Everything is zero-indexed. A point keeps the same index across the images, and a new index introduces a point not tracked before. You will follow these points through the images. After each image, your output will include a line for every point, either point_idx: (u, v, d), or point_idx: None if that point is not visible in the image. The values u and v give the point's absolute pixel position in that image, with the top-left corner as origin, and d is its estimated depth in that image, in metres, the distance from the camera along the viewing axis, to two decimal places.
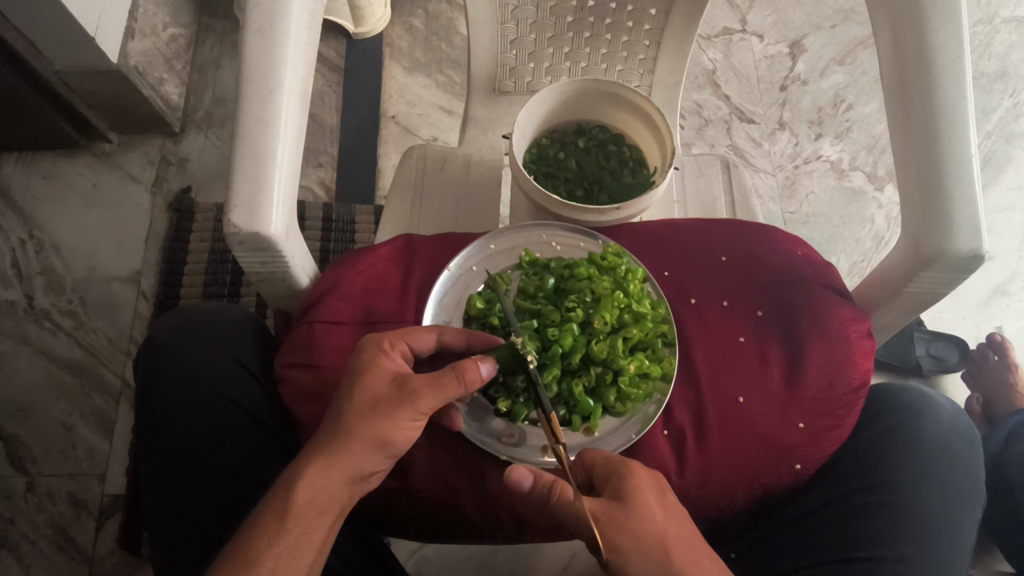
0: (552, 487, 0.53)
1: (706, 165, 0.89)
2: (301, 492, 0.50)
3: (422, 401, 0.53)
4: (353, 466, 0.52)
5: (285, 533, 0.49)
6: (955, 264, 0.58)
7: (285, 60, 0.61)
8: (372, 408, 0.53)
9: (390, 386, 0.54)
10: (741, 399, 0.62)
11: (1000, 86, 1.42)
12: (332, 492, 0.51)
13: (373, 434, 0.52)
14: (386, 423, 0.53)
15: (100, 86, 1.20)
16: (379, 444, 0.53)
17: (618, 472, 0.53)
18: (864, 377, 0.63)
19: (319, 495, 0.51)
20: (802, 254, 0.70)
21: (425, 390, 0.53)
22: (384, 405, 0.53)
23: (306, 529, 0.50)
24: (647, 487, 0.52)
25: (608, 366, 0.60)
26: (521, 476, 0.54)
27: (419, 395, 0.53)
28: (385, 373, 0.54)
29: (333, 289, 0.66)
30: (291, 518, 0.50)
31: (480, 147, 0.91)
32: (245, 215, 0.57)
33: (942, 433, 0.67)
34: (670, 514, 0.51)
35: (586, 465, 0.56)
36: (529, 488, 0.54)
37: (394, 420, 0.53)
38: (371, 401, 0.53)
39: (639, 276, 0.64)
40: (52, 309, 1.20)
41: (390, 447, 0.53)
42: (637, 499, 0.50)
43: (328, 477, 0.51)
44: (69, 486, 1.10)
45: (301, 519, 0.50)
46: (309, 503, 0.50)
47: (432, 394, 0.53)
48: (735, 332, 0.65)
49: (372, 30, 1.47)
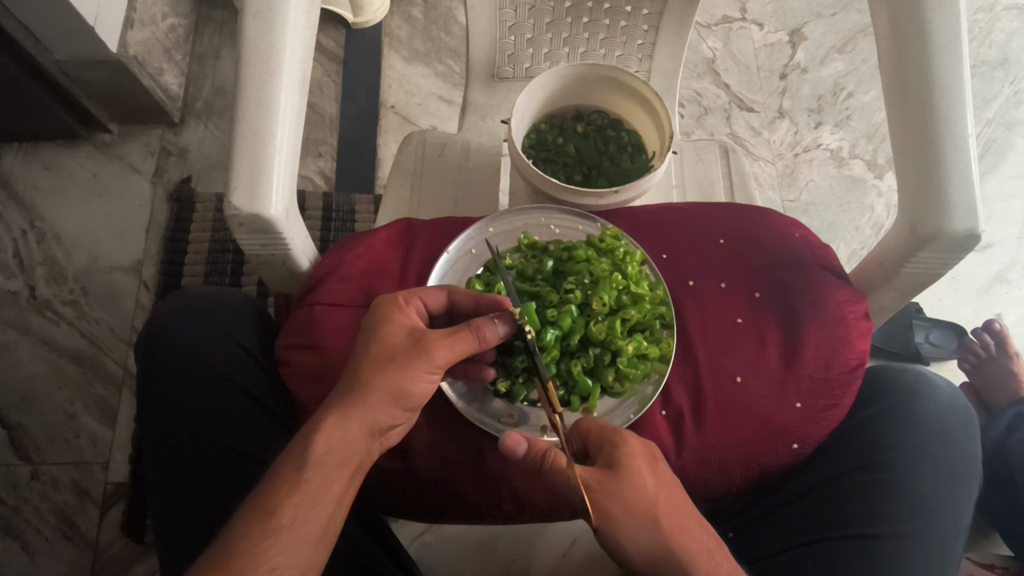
0: (546, 457, 0.53)
1: (705, 150, 0.89)
2: (318, 443, 0.50)
3: (438, 353, 0.53)
4: (372, 418, 0.52)
5: (303, 483, 0.49)
6: (952, 243, 0.58)
7: (284, 43, 0.61)
8: (388, 359, 0.53)
9: (405, 339, 0.54)
10: (740, 378, 0.63)
11: (1000, 73, 1.42)
12: (350, 442, 0.51)
13: (389, 384, 0.52)
14: (402, 374, 0.53)
15: (100, 76, 1.20)
16: (395, 396, 0.53)
17: (610, 441, 0.53)
18: (861, 358, 0.64)
19: (336, 445, 0.50)
20: (799, 236, 0.70)
21: (442, 343, 0.53)
22: (400, 356, 0.53)
23: (324, 480, 0.50)
24: (639, 453, 0.52)
25: (606, 347, 0.61)
26: (515, 442, 0.53)
27: (435, 347, 0.53)
28: (401, 328, 0.55)
29: (332, 272, 0.66)
30: (310, 468, 0.49)
31: (479, 134, 0.91)
32: (245, 197, 0.57)
33: (939, 414, 0.67)
34: (660, 481, 0.51)
35: (582, 433, 0.56)
36: (523, 455, 0.54)
37: (411, 371, 0.53)
38: (387, 353, 0.53)
39: (638, 258, 0.65)
40: (54, 299, 1.21)
41: (407, 400, 0.53)
42: (626, 466, 0.50)
43: (345, 428, 0.51)
44: (73, 474, 1.11)
45: (320, 470, 0.49)
46: (329, 452, 0.50)
47: (450, 347, 0.53)
48: (733, 313, 0.66)
49: (371, 19, 1.46)
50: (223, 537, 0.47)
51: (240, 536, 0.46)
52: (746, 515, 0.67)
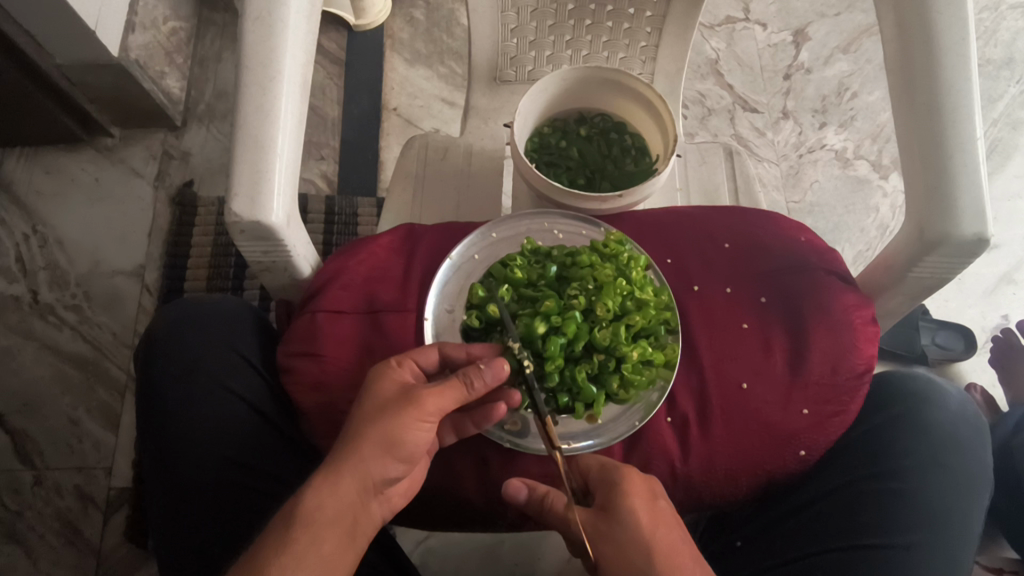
0: (545, 501, 0.53)
1: (709, 153, 0.89)
2: (309, 499, 0.49)
3: (428, 400, 0.53)
4: (362, 473, 0.51)
5: (292, 542, 0.47)
6: (960, 247, 0.57)
7: (284, 48, 0.61)
8: (380, 413, 0.53)
9: (397, 391, 0.54)
10: (746, 385, 0.62)
11: (1006, 73, 1.41)
12: (343, 498, 0.50)
13: (381, 434, 0.52)
14: (392, 423, 0.52)
15: (101, 80, 1.21)
16: (387, 446, 0.52)
17: (610, 481, 0.53)
18: (868, 363, 0.63)
19: (327, 501, 0.49)
20: (805, 240, 0.69)
21: (431, 392, 0.53)
22: (392, 406, 0.53)
23: (315, 538, 0.48)
24: (638, 492, 0.52)
25: (610, 354, 0.60)
26: (516, 486, 0.54)
27: (425, 395, 0.53)
28: (392, 383, 0.55)
29: (334, 279, 0.65)
30: (298, 526, 0.48)
31: (481, 137, 0.91)
32: (246, 203, 0.56)
33: (950, 420, 0.66)
34: (660, 520, 0.51)
35: (582, 471, 0.57)
36: (526, 498, 0.54)
37: (398, 421, 0.52)
38: (378, 406, 0.53)
39: (642, 263, 0.64)
40: (57, 304, 1.20)
41: (399, 449, 0.52)
42: (621, 508, 0.51)
43: (337, 483, 0.50)
44: (76, 479, 1.10)
45: (311, 528, 0.48)
46: (320, 509, 0.49)
47: (438, 394, 0.53)
48: (738, 319, 0.65)
49: (372, 22, 1.46)
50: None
51: None
52: (756, 523, 0.66)
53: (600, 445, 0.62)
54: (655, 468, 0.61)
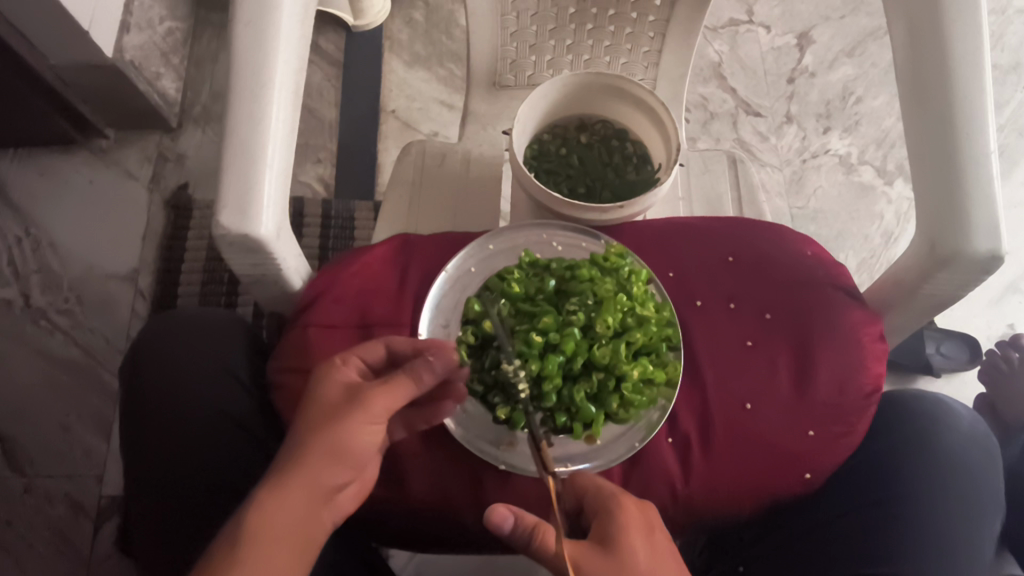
0: (534, 532, 0.50)
1: (712, 161, 0.87)
2: (254, 514, 0.46)
3: (376, 400, 0.52)
4: (309, 484, 0.49)
5: (242, 559, 0.45)
6: (973, 265, 0.55)
7: (276, 53, 0.58)
8: (328, 417, 0.51)
9: (344, 392, 0.53)
10: (749, 405, 0.60)
11: (1014, 78, 1.39)
12: (294, 510, 0.47)
13: (330, 438, 0.50)
14: (341, 427, 0.51)
15: (96, 81, 1.19)
16: (338, 451, 0.50)
17: (606, 510, 0.51)
18: (876, 383, 0.61)
19: (277, 514, 0.47)
20: (812, 253, 0.67)
21: (378, 392, 0.52)
22: (340, 410, 0.51)
23: (265, 553, 0.45)
24: (635, 526, 0.50)
25: (610, 372, 0.58)
26: (502, 517, 0.51)
27: (374, 395, 0.52)
28: (339, 384, 0.53)
29: (325, 292, 0.64)
30: (246, 542, 0.45)
31: (480, 143, 0.89)
32: (234, 215, 0.54)
33: (960, 442, 0.64)
34: (657, 557, 0.49)
35: (577, 494, 0.54)
36: (510, 529, 0.51)
37: (345, 426, 0.51)
38: (327, 411, 0.52)
39: (643, 277, 0.63)
40: (49, 308, 1.19)
41: (350, 453, 0.51)
42: (620, 542, 0.48)
43: (286, 495, 0.48)
44: (67, 488, 1.09)
45: (261, 542, 0.45)
46: (270, 521, 0.46)
47: (386, 393, 0.53)
48: (742, 336, 0.63)
49: (371, 22, 1.45)
50: None
51: None
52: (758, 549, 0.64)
53: (598, 467, 0.60)
54: (656, 491, 0.59)
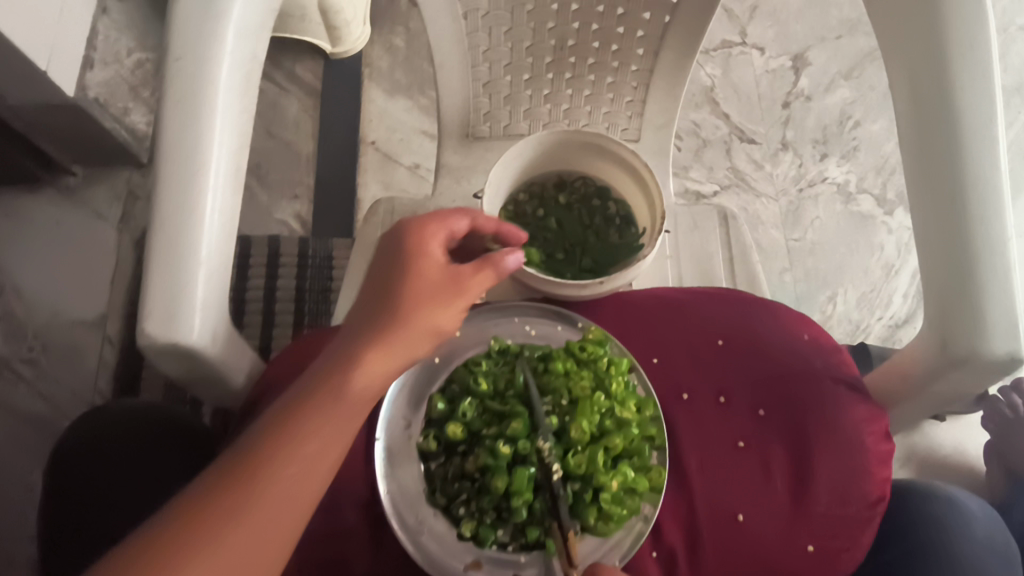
0: None
1: (702, 218, 0.81)
2: (316, 413, 0.44)
3: (459, 299, 0.50)
4: (374, 380, 0.47)
5: (284, 470, 0.43)
6: (987, 367, 0.49)
7: (212, 133, 0.53)
8: (416, 306, 0.48)
9: (437, 276, 0.50)
10: (742, 517, 0.54)
11: (1017, 100, 1.33)
12: (343, 416, 0.46)
13: (406, 336, 0.48)
14: (421, 321, 0.48)
15: (60, 120, 1.13)
16: (414, 344, 0.48)
17: None
18: (880, 489, 0.56)
19: (330, 420, 0.45)
20: (808, 338, 0.62)
21: (461, 291, 0.50)
22: (425, 299, 0.49)
23: (313, 456, 0.44)
24: None
25: (587, 482, 0.50)
26: None
27: (458, 295, 0.50)
28: (432, 266, 0.50)
29: (272, 388, 0.57)
30: (299, 448, 0.43)
31: (454, 198, 0.83)
32: (163, 322, 0.48)
33: (974, 548, 0.61)
34: None
35: None
36: None
37: (429, 320, 0.49)
38: (417, 298, 0.49)
39: (623, 367, 0.56)
40: (11, 358, 1.12)
41: (422, 343, 0.49)
42: None
43: (345, 399, 0.45)
44: (32, 552, 1.03)
45: (308, 455, 0.44)
46: (323, 426, 0.45)
47: (470, 291, 0.51)
48: (734, 435, 0.57)
49: (350, 49, 1.37)
50: (184, 534, 0.40)
51: (201, 531, 0.40)
52: None
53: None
54: None
